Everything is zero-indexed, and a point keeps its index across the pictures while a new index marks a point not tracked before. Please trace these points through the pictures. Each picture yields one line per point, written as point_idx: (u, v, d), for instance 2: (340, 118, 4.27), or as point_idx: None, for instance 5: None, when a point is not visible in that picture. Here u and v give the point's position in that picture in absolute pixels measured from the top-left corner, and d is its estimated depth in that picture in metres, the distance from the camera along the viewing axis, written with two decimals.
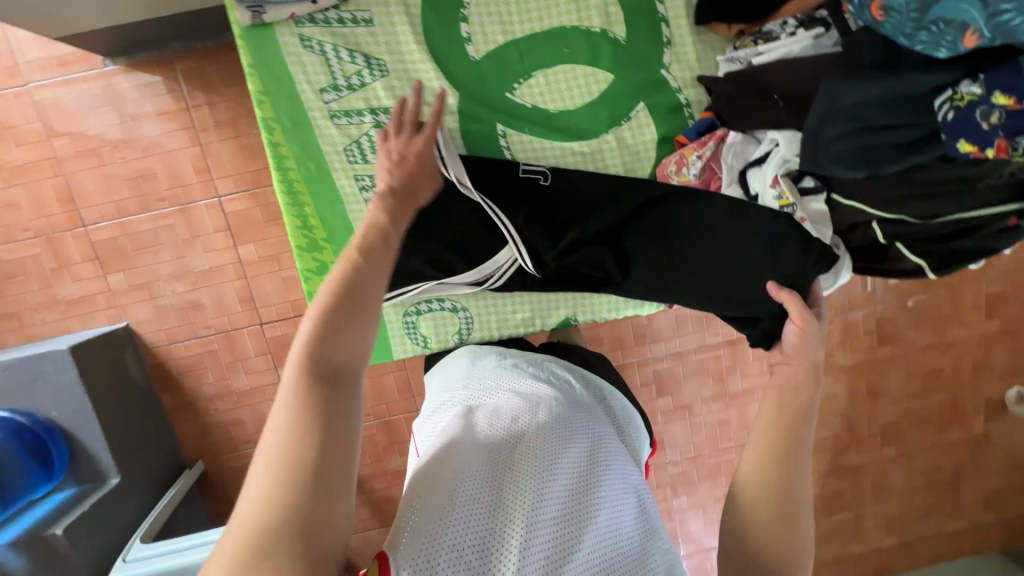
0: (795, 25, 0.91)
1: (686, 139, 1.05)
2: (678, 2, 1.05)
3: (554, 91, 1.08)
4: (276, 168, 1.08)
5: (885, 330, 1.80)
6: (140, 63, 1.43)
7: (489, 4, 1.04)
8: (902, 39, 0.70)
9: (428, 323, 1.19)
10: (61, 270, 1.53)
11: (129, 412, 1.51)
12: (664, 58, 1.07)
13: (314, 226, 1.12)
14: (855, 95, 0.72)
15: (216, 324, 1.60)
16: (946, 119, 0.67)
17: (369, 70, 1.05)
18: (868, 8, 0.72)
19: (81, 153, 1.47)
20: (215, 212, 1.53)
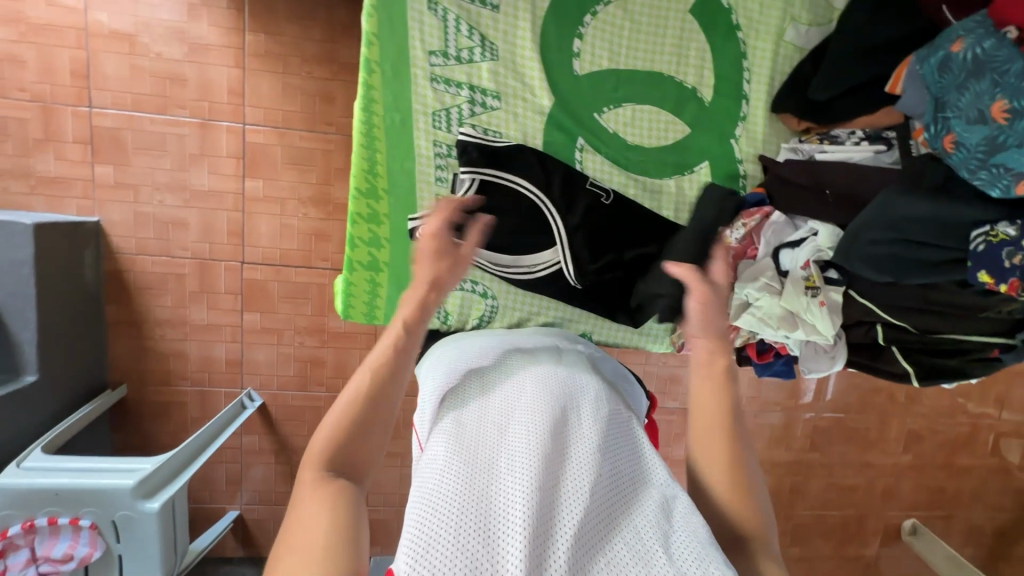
0: (860, 137, 1.03)
1: (735, 207, 1.08)
2: (764, 86, 1.12)
3: (635, 126, 1.13)
4: (362, 109, 1.06)
5: (819, 437, 1.94)
6: None
7: (605, 30, 1.08)
8: (965, 172, 0.81)
9: (455, 300, 1.17)
10: (45, 144, 1.42)
11: (70, 311, 1.39)
12: (737, 130, 1.14)
13: (379, 173, 1.10)
14: (904, 209, 0.79)
15: (195, 248, 1.51)
16: (976, 249, 0.76)
17: (481, 50, 1.07)
18: (941, 138, 0.85)
19: (114, 35, 1.39)
20: (234, 138, 1.48)
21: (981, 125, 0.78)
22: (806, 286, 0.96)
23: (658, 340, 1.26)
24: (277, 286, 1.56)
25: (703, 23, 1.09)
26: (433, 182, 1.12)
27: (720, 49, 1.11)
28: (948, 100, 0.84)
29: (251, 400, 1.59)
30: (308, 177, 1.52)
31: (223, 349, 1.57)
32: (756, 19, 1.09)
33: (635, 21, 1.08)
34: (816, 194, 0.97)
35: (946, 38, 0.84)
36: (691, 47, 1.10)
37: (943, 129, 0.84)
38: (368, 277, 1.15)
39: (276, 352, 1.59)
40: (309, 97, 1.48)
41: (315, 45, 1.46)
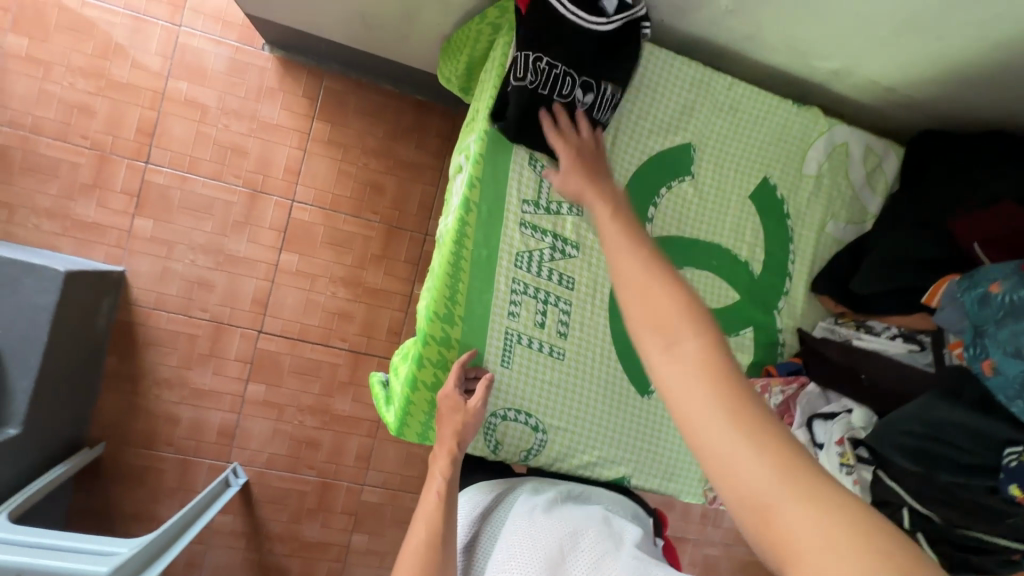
0: (894, 332, 0.99)
1: (773, 370, 1.07)
2: (805, 267, 1.08)
3: (694, 291, 1.02)
4: (451, 242, 0.92)
5: None
6: (293, 63, 1.51)
7: (678, 198, 1.01)
8: (1001, 398, 0.71)
9: (508, 432, 1.00)
10: (92, 190, 1.43)
11: (72, 361, 1.32)
12: (779, 304, 1.08)
13: (459, 301, 0.93)
14: (952, 419, 0.76)
15: (215, 311, 1.49)
16: (1008, 464, 0.71)
17: (569, 205, 0.98)
18: (980, 361, 0.74)
19: (188, 102, 1.46)
20: (281, 211, 1.52)
21: (1022, 362, 0.69)
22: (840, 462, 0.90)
23: (691, 488, 1.13)
24: (289, 360, 1.53)
25: (763, 209, 1.05)
26: (507, 320, 0.97)
27: (778, 232, 1.07)
28: (986, 326, 0.74)
29: (235, 476, 1.50)
30: (344, 258, 1.55)
31: (218, 418, 1.51)
32: (804, 210, 1.08)
33: (705, 194, 1.02)
34: (851, 376, 0.98)
35: (978, 271, 0.78)
36: (749, 225, 1.05)
37: (982, 353, 0.74)
38: (426, 400, 0.97)
39: (272, 428, 1.53)
40: (360, 185, 1.55)
41: (376, 140, 1.55)
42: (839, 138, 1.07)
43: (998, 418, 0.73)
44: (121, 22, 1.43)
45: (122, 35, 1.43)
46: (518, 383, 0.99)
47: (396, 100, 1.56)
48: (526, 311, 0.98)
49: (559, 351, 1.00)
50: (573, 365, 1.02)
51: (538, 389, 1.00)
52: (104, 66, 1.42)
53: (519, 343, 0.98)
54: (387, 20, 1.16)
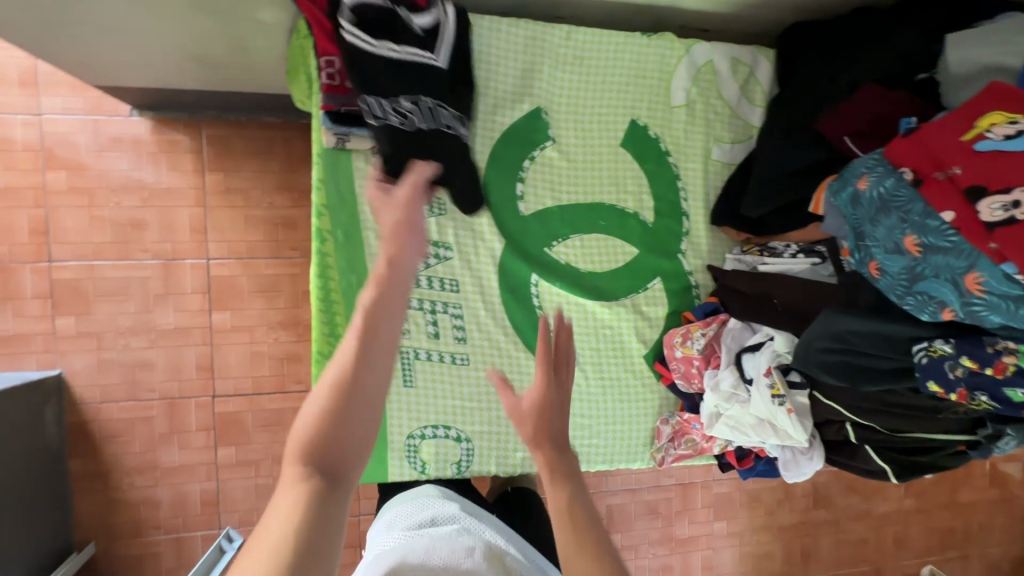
0: (796, 249, 1.02)
1: (693, 316, 1.08)
2: (699, 201, 1.12)
3: (587, 256, 1.08)
4: (317, 277, 0.96)
5: (820, 493, 1.92)
6: (167, 121, 1.46)
7: (544, 172, 1.06)
8: (892, 296, 0.80)
9: (429, 450, 1.00)
10: (4, 303, 1.40)
11: (29, 476, 1.31)
12: (682, 245, 1.12)
13: (341, 332, 0.97)
14: (853, 324, 0.81)
15: (162, 388, 1.47)
16: (919, 362, 0.77)
17: (429, 208, 1.01)
18: (867, 264, 0.83)
19: (73, 189, 1.42)
20: (199, 273, 1.48)
21: (899, 256, 0.77)
22: (771, 394, 0.94)
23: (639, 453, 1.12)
24: (251, 416, 1.51)
25: (635, 154, 1.09)
26: (396, 337, 0.99)
27: (655, 175, 1.11)
28: (865, 231, 0.83)
29: (229, 541, 1.48)
30: (277, 303, 1.52)
31: (197, 490, 1.50)
32: (684, 144, 1.11)
33: (572, 161, 1.07)
34: (764, 303, 0.98)
35: (850, 171, 0.86)
36: (625, 175, 1.09)
37: (867, 256, 0.83)
38: None
39: (254, 485, 1.52)
40: (271, 225, 1.51)
41: (273, 176, 1.50)
42: (701, 58, 1.08)
43: (897, 318, 0.80)
44: None
45: None
46: (425, 397, 1.00)
47: (281, 131, 1.50)
48: (417, 325, 1.00)
49: (461, 357, 1.02)
50: (477, 363, 1.03)
51: (450, 399, 1.01)
52: None
53: (418, 359, 1.00)
54: (225, 56, 1.11)
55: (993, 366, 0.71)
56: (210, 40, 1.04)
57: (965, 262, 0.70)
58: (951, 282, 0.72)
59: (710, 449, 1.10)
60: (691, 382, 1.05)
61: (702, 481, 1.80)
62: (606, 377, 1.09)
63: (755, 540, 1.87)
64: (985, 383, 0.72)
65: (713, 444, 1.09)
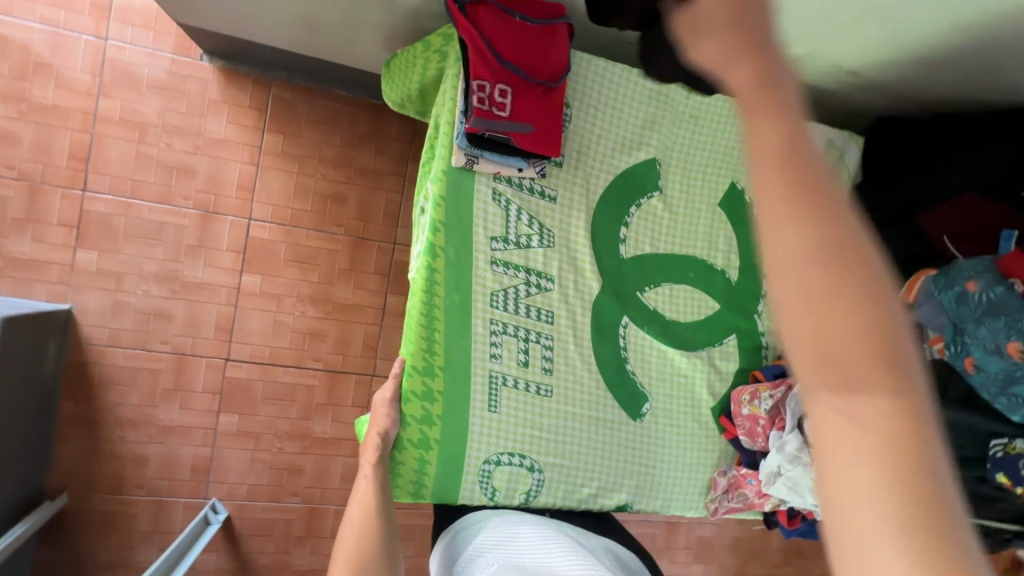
0: None
1: (762, 375, 1.11)
2: None
3: (676, 304, 1.09)
4: (421, 293, 0.90)
5: (793, 553, 1.97)
6: (237, 73, 1.42)
7: (648, 220, 1.07)
8: (984, 393, 0.91)
9: (503, 477, 0.96)
10: (25, 224, 1.31)
11: (20, 412, 1.22)
12: (758, 308, 1.16)
13: (437, 350, 0.91)
14: (975, 422, 0.95)
15: (175, 342, 1.41)
16: (994, 454, 0.93)
17: (539, 237, 0.98)
18: (960, 357, 0.92)
19: (124, 122, 1.36)
20: (237, 231, 1.43)
21: (998, 358, 0.87)
22: None
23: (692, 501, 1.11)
24: (261, 386, 1.46)
25: (731, 217, 1.13)
26: (489, 360, 0.95)
27: (742, 239, 1.15)
28: (964, 327, 0.92)
29: (216, 512, 1.42)
30: (311, 276, 1.48)
31: (191, 454, 1.43)
32: None
33: (673, 212, 1.09)
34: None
35: (954, 272, 0.95)
36: (720, 236, 1.12)
37: (962, 350, 0.92)
38: (416, 459, 0.92)
39: (250, 458, 1.46)
40: (321, 198, 1.48)
41: (333, 149, 1.48)
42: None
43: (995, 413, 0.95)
44: (40, 39, 1.31)
45: (43, 53, 1.31)
46: (506, 425, 0.96)
47: (350, 106, 1.48)
48: (509, 351, 0.96)
49: (546, 388, 0.99)
50: (560, 398, 1.00)
51: (530, 430, 0.98)
52: (25, 88, 1.31)
53: (505, 385, 0.96)
54: (334, 24, 1.09)
55: None
56: (328, 5, 1.02)
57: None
58: None
59: (760, 506, 1.10)
60: (755, 440, 1.07)
61: (688, 524, 1.83)
62: (676, 425, 1.09)
63: None
64: None
65: (765, 502, 1.09)
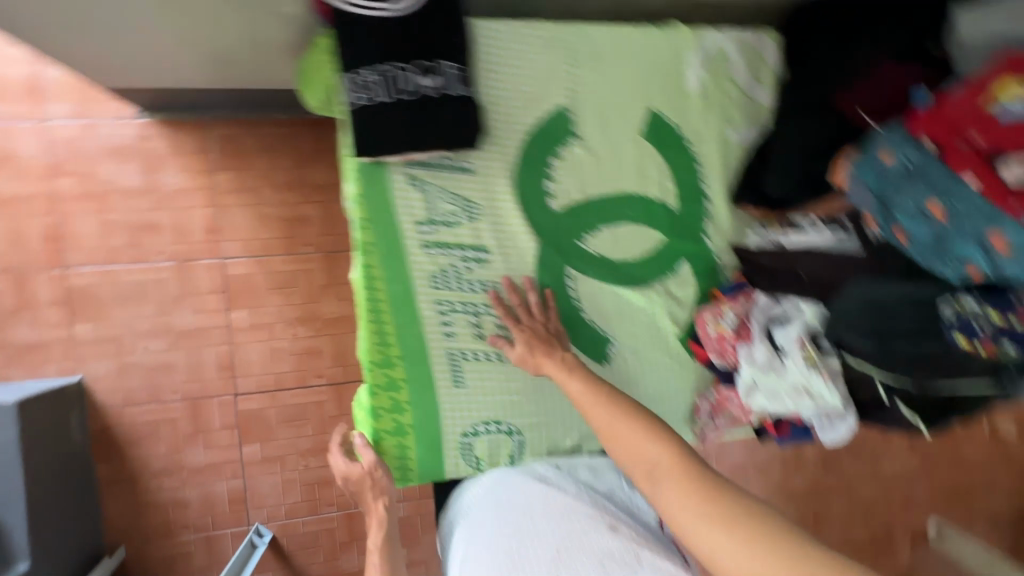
0: (816, 219, 0.94)
1: (722, 293, 1.04)
2: (719, 180, 1.08)
3: (619, 245, 1.04)
4: (362, 290, 0.93)
5: (830, 459, 1.98)
6: (175, 122, 1.45)
7: (573, 165, 1.01)
8: (920, 261, 0.75)
9: (484, 444, 1.02)
10: (20, 312, 1.39)
11: (59, 483, 1.31)
12: (706, 226, 1.08)
13: (390, 342, 0.94)
14: (885, 298, 0.75)
15: (185, 389, 1.48)
16: (947, 318, 0.73)
17: (468, 211, 0.96)
18: (891, 231, 0.77)
19: (83, 195, 1.41)
20: (214, 273, 1.48)
21: (924, 221, 0.73)
22: (804, 362, 0.86)
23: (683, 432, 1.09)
24: (274, 412, 1.52)
25: (657, 144, 1.05)
26: (444, 342, 0.97)
27: (675, 162, 1.07)
28: (889, 197, 0.77)
29: (261, 535, 1.50)
30: (294, 299, 1.52)
31: (225, 488, 1.51)
32: (699, 127, 1.07)
33: (597, 153, 1.02)
34: (787, 274, 0.91)
35: (871, 147, 0.82)
36: (646, 165, 1.05)
37: (890, 221, 0.77)
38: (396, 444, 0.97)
39: (281, 480, 1.54)
40: (285, 223, 1.51)
41: (284, 173, 1.50)
42: (709, 45, 1.06)
43: (919, 277, 0.75)
44: None
45: None
46: (475, 397, 1.00)
47: (289, 128, 1.50)
48: (461, 327, 0.97)
49: (507, 358, 1.00)
50: (524, 365, 1.02)
51: (501, 396, 1.01)
52: None
53: (465, 360, 0.98)
54: (241, 52, 1.10)
55: None
56: (227, 36, 1.03)
57: (988, 221, 0.68)
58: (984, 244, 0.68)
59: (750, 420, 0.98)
60: (727, 356, 1.02)
61: (717, 453, 1.86)
62: (658, 364, 1.07)
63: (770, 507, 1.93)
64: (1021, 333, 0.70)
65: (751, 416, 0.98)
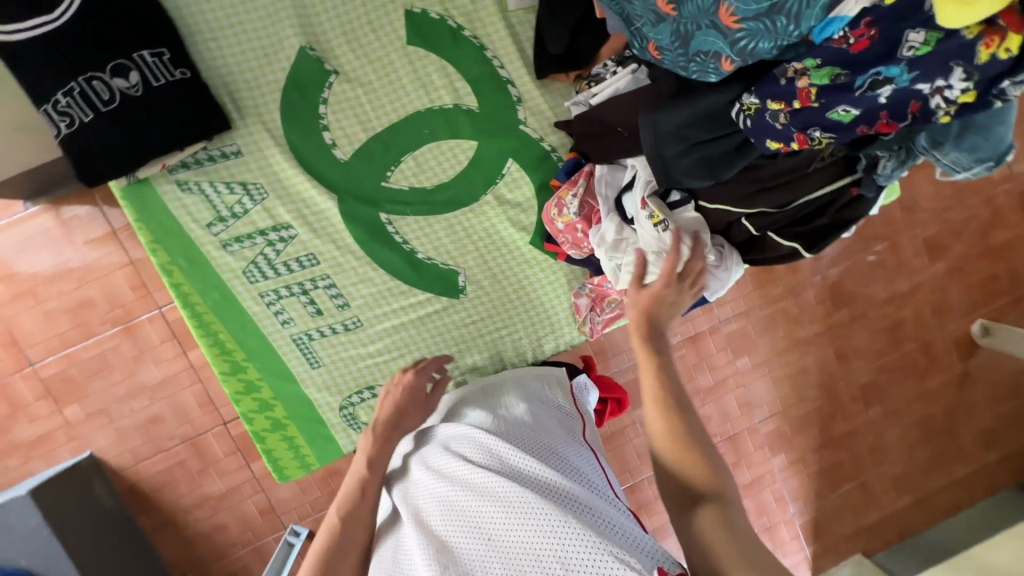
0: (613, 65, 1.16)
1: (559, 181, 1.27)
2: (517, 63, 1.29)
3: (426, 169, 1.29)
4: (184, 306, 1.22)
5: (837, 294, 1.85)
6: (61, 199, 1.48)
7: (343, 108, 1.24)
8: (681, 69, 0.89)
9: (365, 411, 1.35)
10: (15, 414, 1.53)
11: (104, 543, 1.47)
12: (520, 114, 1.31)
13: (231, 348, 1.25)
14: (668, 123, 0.93)
15: (180, 433, 1.59)
16: (747, 126, 0.85)
17: (249, 197, 1.22)
18: (650, 50, 0.94)
19: (17, 296, 1.49)
20: (158, 324, 1.54)
21: (664, 24, 0.88)
22: (653, 224, 1.07)
23: (570, 331, 1.41)
24: None
25: (430, 47, 1.26)
26: (281, 327, 1.27)
27: (456, 59, 1.27)
28: (631, 15, 0.95)
29: (297, 534, 1.62)
30: None
31: (252, 503, 1.64)
32: (473, 16, 1.26)
33: (365, 85, 1.25)
34: (614, 134, 1.10)
35: None
36: (427, 71, 1.26)
37: (644, 40, 0.95)
38: (281, 438, 1.32)
39: (297, 484, 1.65)
40: None
41: None
42: None
43: (700, 93, 0.89)
44: None
45: None
46: (332, 369, 1.32)
47: None
48: (296, 310, 1.27)
49: (345, 320, 1.29)
50: (365, 323, 1.30)
51: (359, 359, 1.32)
52: None
53: (309, 337, 1.29)
54: None
55: (797, 98, 0.78)
56: None
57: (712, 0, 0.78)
58: (713, 28, 0.80)
59: None
60: (581, 246, 1.23)
61: (710, 328, 1.78)
62: (495, 283, 1.35)
63: (784, 361, 1.85)
64: (809, 117, 0.78)
65: None
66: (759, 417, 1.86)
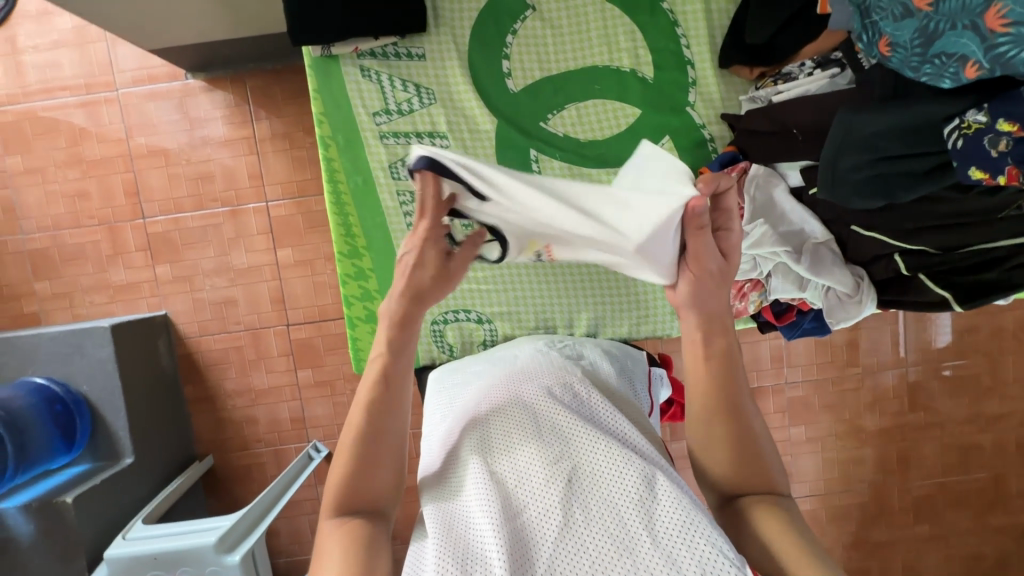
0: (811, 67, 1.09)
1: (709, 170, 1.20)
2: (703, 47, 1.23)
3: (583, 122, 1.27)
4: (328, 180, 1.26)
5: (917, 395, 1.74)
6: (217, 79, 1.60)
7: (528, 44, 1.24)
8: (909, 71, 0.76)
9: (453, 333, 1.34)
10: (116, 257, 1.65)
11: (152, 397, 1.56)
12: (691, 97, 1.25)
13: (355, 233, 1.29)
14: (865, 126, 0.82)
15: (246, 321, 1.67)
16: (955, 147, 0.73)
17: (418, 98, 1.24)
18: (877, 44, 0.80)
19: (152, 153, 1.62)
20: (261, 215, 1.63)
21: (910, 20, 0.73)
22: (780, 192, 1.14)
23: (671, 323, 1.34)
24: (321, 341, 1.67)
25: (626, 8, 1.22)
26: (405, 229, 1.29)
27: (647, 26, 1.23)
28: (870, 6, 0.81)
29: (317, 451, 1.66)
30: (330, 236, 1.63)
31: (286, 408, 1.70)
32: None
33: (555, 27, 1.24)
34: (788, 137, 1.05)
35: None
36: (616, 32, 1.23)
37: (876, 35, 0.80)
38: (368, 330, 1.33)
39: (332, 404, 1.69)
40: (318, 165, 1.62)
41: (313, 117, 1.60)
42: None
43: (928, 100, 0.75)
44: (76, 110, 1.61)
45: (82, 121, 1.61)
46: None
47: None
48: None
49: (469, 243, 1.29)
50: None
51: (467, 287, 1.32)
52: (81, 151, 1.62)
53: None
54: None
55: None
56: None
57: None
58: (971, 28, 0.66)
59: (745, 311, 1.20)
60: None
61: (774, 385, 1.71)
62: None
63: (839, 446, 1.75)
64: None
65: (746, 304, 1.19)
66: (796, 494, 1.76)
